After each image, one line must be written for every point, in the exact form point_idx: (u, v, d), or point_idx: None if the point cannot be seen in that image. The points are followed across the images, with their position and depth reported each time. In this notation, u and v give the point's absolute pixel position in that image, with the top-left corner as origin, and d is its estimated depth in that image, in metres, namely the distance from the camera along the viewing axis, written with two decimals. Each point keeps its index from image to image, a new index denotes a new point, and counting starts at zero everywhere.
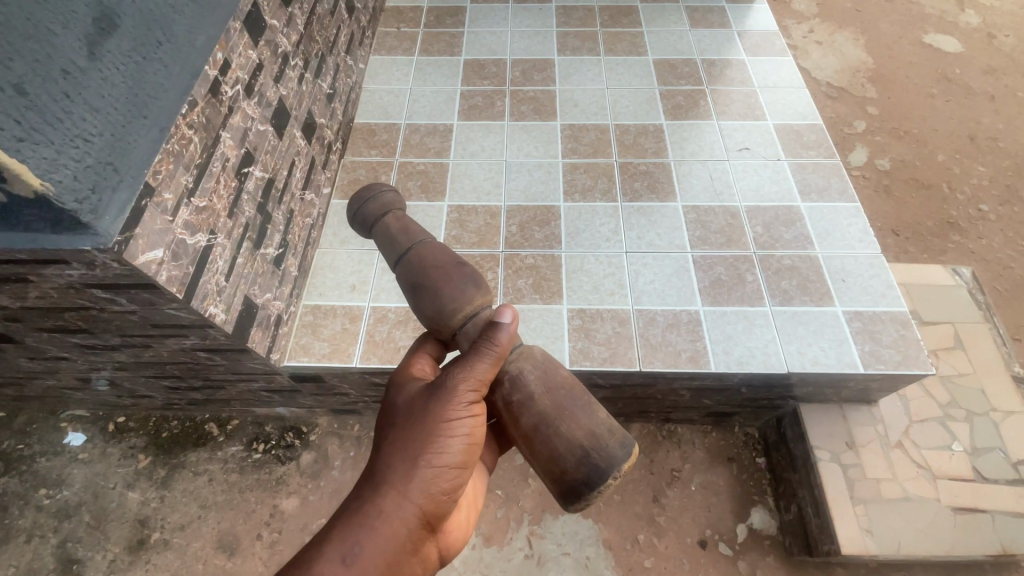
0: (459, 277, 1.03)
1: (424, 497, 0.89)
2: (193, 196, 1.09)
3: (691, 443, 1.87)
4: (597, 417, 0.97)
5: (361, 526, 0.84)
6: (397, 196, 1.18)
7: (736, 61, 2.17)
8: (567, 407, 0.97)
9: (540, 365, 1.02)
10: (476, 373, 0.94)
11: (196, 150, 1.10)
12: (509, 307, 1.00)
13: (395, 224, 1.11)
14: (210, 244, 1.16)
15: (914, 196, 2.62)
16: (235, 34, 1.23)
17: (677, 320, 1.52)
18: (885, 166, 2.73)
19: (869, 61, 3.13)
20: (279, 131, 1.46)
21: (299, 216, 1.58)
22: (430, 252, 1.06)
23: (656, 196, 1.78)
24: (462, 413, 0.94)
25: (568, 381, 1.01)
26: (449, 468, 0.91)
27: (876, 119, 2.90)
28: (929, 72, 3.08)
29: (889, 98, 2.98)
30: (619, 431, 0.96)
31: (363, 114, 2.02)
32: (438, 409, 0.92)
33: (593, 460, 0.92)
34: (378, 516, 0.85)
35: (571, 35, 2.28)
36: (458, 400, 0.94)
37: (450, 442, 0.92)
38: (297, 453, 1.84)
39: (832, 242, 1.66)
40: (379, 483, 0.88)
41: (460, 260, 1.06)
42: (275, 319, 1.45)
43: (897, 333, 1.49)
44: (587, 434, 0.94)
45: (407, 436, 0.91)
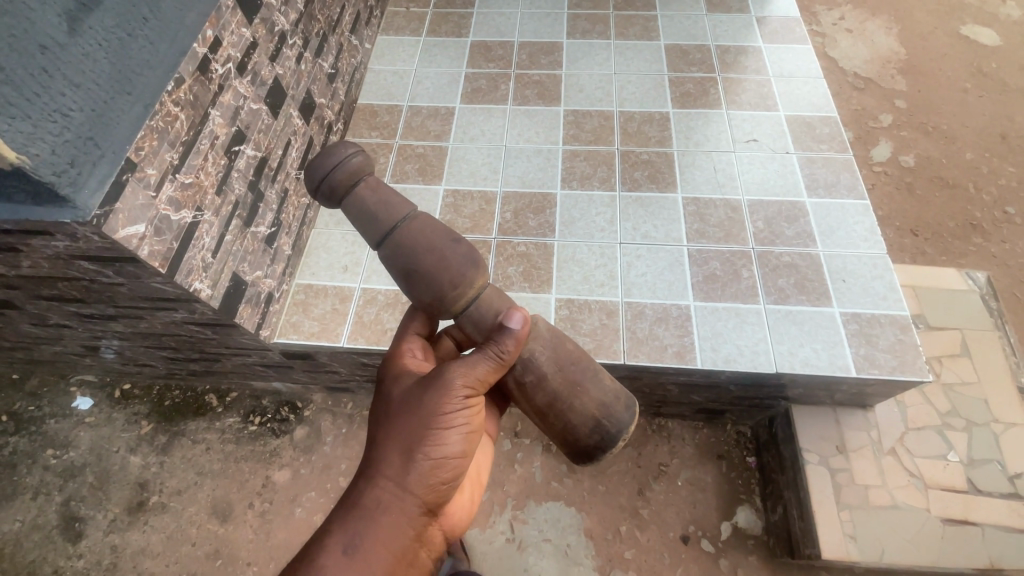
0: (459, 260, 0.98)
1: (425, 489, 0.95)
2: (178, 172, 1.11)
3: (681, 438, 1.85)
4: (606, 385, 1.07)
5: (365, 518, 0.91)
6: (362, 156, 1.00)
7: (751, 49, 2.08)
8: (582, 379, 1.06)
9: (547, 345, 1.06)
10: (477, 371, 0.97)
11: (183, 127, 1.11)
12: (520, 311, 1.00)
13: (374, 195, 0.99)
14: (196, 221, 1.18)
15: (936, 196, 2.50)
16: (227, 12, 1.23)
17: (666, 314, 1.50)
18: (909, 163, 2.62)
19: (900, 52, 2.98)
20: (274, 110, 1.47)
21: (294, 195, 1.59)
22: (423, 229, 0.98)
23: (655, 187, 1.74)
24: (459, 408, 0.98)
25: (578, 353, 1.08)
26: (448, 459, 0.97)
27: (904, 112, 2.78)
28: (965, 65, 2.92)
29: (919, 91, 2.84)
30: (624, 396, 1.09)
31: (367, 94, 2.02)
32: (437, 405, 0.96)
33: (605, 424, 1.06)
34: (379, 508, 0.92)
35: (582, 18, 2.22)
36: (456, 396, 0.97)
37: (449, 436, 0.97)
38: (291, 427, 1.89)
39: (835, 240, 1.61)
40: (380, 475, 0.94)
41: (454, 238, 1.00)
42: (266, 297, 1.47)
43: (895, 338, 1.44)
44: (598, 406, 1.05)
45: (406, 431, 0.96)
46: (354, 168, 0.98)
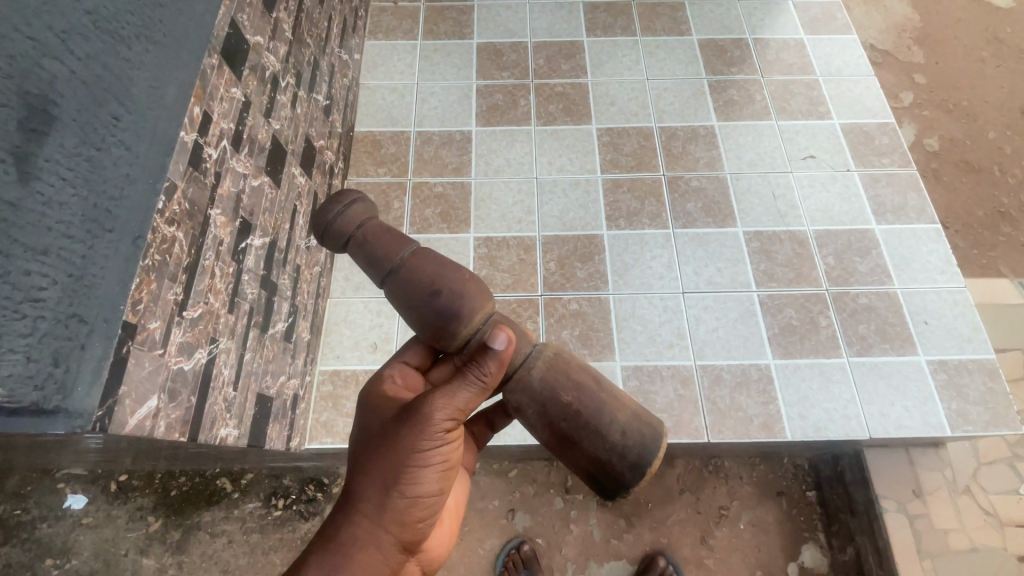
0: (443, 313, 0.87)
1: (401, 525, 0.82)
2: (184, 308, 0.86)
3: (738, 476, 1.74)
4: (609, 440, 0.89)
5: (338, 553, 0.78)
6: (364, 208, 0.97)
7: (793, 42, 1.86)
8: (577, 434, 0.90)
9: (539, 392, 0.90)
10: (458, 401, 0.81)
11: (183, 249, 0.86)
12: (503, 330, 0.83)
13: (375, 236, 0.94)
14: (212, 355, 0.94)
15: (963, 182, 2.36)
16: (210, 74, 0.94)
17: (746, 378, 1.35)
18: (934, 145, 2.46)
19: (915, 18, 2.71)
20: (276, 177, 1.19)
21: (306, 269, 1.33)
22: (404, 278, 0.90)
23: (712, 220, 1.56)
24: (439, 444, 0.82)
25: (578, 401, 0.90)
26: (427, 494, 0.84)
27: (924, 89, 2.56)
28: (980, 30, 2.70)
29: (938, 63, 2.62)
30: (635, 450, 0.89)
31: (365, 119, 1.72)
32: (414, 440, 0.81)
33: (603, 476, 0.91)
34: (351, 547, 0.80)
35: (600, 8, 1.94)
36: (434, 430, 0.81)
37: (426, 471, 0.82)
38: (320, 507, 1.70)
39: (912, 274, 1.48)
40: (356, 508, 0.81)
41: (437, 285, 0.89)
42: (291, 403, 1.24)
43: (985, 387, 1.35)
44: (593, 461, 0.90)
45: (381, 463, 0.82)
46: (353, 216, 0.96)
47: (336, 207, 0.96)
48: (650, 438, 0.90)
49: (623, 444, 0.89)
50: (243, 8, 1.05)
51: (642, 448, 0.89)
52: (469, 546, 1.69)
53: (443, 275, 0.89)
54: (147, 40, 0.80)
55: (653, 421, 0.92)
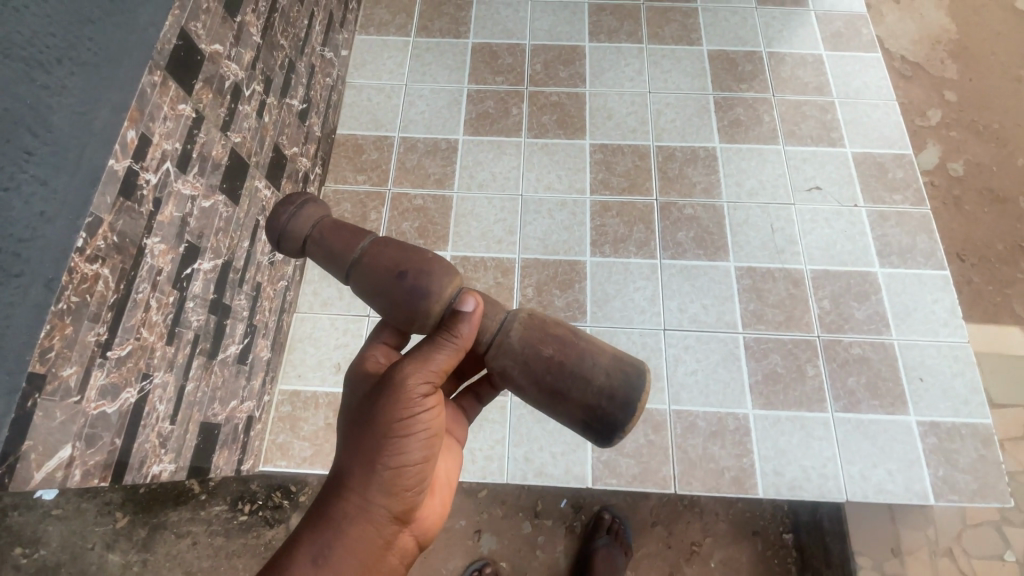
0: (410, 295, 0.76)
1: (390, 500, 0.73)
2: (109, 348, 0.82)
3: (714, 512, 1.61)
4: (594, 387, 0.76)
5: (326, 533, 0.70)
6: (315, 207, 0.88)
7: (811, 58, 1.73)
8: (562, 386, 0.76)
9: (519, 351, 0.78)
10: (430, 366, 0.73)
11: (108, 285, 0.81)
12: (470, 295, 0.76)
13: (333, 231, 0.84)
14: (143, 392, 0.90)
15: (986, 213, 1.96)
16: (151, 92, 0.88)
17: (721, 428, 1.29)
18: (958, 171, 2.04)
19: (951, 29, 2.28)
20: (234, 193, 1.13)
21: (268, 285, 1.29)
22: (367, 263, 0.79)
23: (703, 252, 1.47)
24: (418, 411, 0.73)
25: (559, 351, 0.77)
26: (412, 466, 0.74)
27: (954, 106, 2.14)
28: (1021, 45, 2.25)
29: (972, 79, 2.19)
30: (622, 392, 0.75)
31: (348, 121, 1.64)
32: (389, 410, 0.72)
33: (594, 431, 0.77)
34: (340, 522, 0.71)
35: (607, 11, 1.81)
36: (413, 396, 0.73)
37: (408, 442, 0.73)
38: (287, 514, 1.67)
39: (911, 324, 1.38)
40: (339, 486, 0.72)
41: (401, 264, 0.78)
42: (244, 426, 1.21)
43: (977, 454, 1.27)
44: (586, 410, 0.76)
45: (360, 437, 0.73)
46: (306, 220, 0.86)
47: (285, 212, 0.86)
48: (635, 380, 0.76)
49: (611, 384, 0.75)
50: (197, 17, 0.97)
51: (632, 387, 0.76)
52: (432, 567, 1.61)
53: (407, 255, 0.79)
54: (73, 61, 0.73)
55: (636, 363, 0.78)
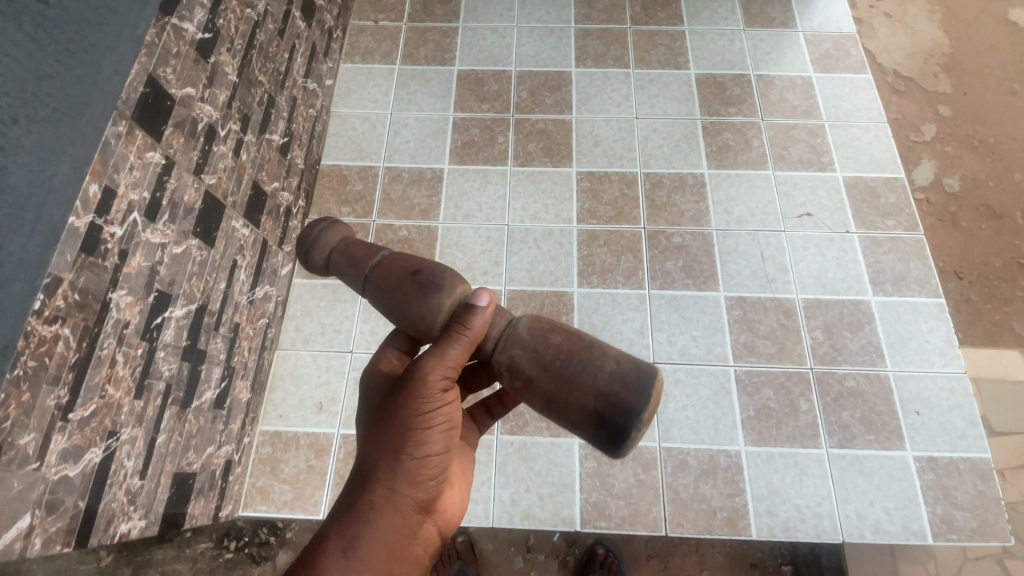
0: (419, 295, 0.78)
1: (414, 491, 0.73)
2: (70, 410, 0.79)
3: (710, 545, 1.49)
4: (602, 376, 0.71)
5: (356, 524, 0.71)
6: (341, 226, 0.91)
7: (800, 80, 1.71)
8: (570, 373, 0.72)
9: (527, 339, 0.76)
10: (448, 358, 0.72)
11: (69, 345, 0.78)
12: (485, 290, 0.76)
13: (356, 245, 0.87)
14: (110, 451, 0.87)
15: (982, 230, 1.88)
16: (114, 144, 0.86)
17: (713, 466, 1.25)
18: (954, 187, 1.95)
19: (944, 43, 2.17)
20: (209, 236, 1.11)
21: (246, 325, 1.26)
22: (382, 267, 0.82)
23: (692, 282, 1.44)
24: (437, 405, 0.73)
25: (568, 338, 0.74)
26: (434, 457, 0.74)
27: (948, 122, 2.04)
28: (1015, 57, 2.14)
29: (966, 94, 2.09)
30: (634, 379, 0.70)
31: (333, 151, 1.63)
32: (411, 403, 0.72)
33: (602, 429, 0.70)
34: (367, 513, 0.71)
35: (593, 36, 1.80)
36: (431, 390, 0.72)
37: (429, 434, 0.73)
38: (275, 552, 1.49)
39: (906, 355, 1.35)
40: (366, 479, 0.73)
41: (415, 265, 0.80)
42: (222, 472, 1.19)
43: (976, 490, 1.23)
44: (595, 398, 0.70)
45: (384, 431, 0.73)
46: (337, 230, 0.90)
47: (320, 224, 0.90)
48: (648, 374, 0.71)
49: (622, 370, 0.71)
50: (166, 62, 0.96)
51: (642, 374, 0.71)
52: None
53: (420, 259, 0.82)
54: (31, 119, 0.71)
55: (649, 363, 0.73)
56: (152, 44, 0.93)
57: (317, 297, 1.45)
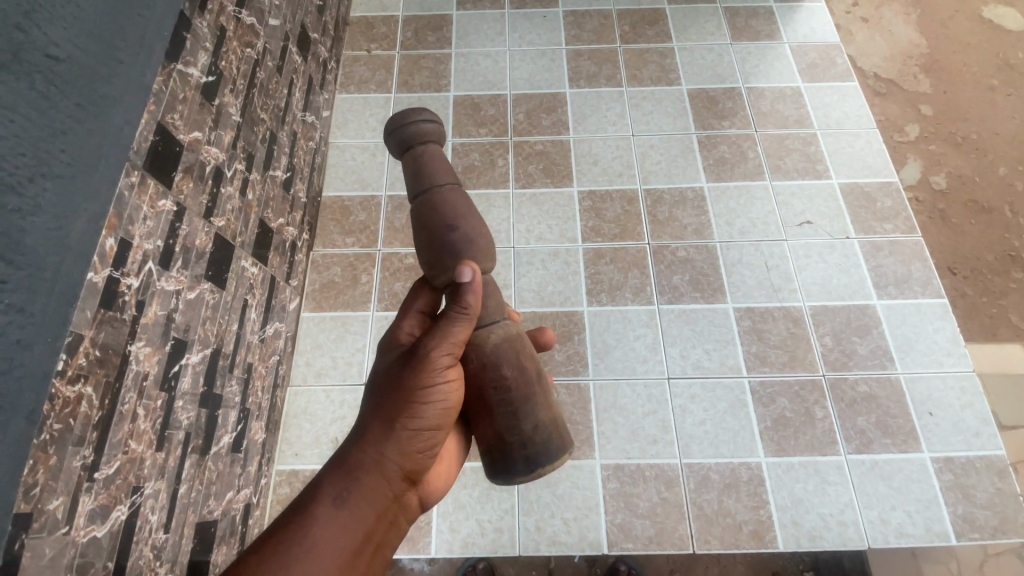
0: (439, 247, 0.77)
1: (405, 459, 0.72)
2: (95, 469, 0.78)
3: (731, 556, 1.44)
4: (526, 425, 0.78)
5: (346, 479, 0.70)
6: (434, 128, 0.82)
7: (789, 91, 1.75)
8: (498, 409, 0.77)
9: (488, 353, 0.78)
10: (450, 337, 0.73)
11: (93, 404, 0.77)
12: (470, 267, 0.75)
13: (435, 162, 0.80)
14: (134, 506, 0.86)
15: (971, 224, 1.90)
16: (128, 195, 0.85)
17: (736, 480, 1.26)
18: (941, 184, 1.98)
19: (922, 44, 2.21)
20: (221, 278, 1.10)
21: (259, 364, 1.25)
22: (433, 200, 0.78)
23: (700, 295, 1.45)
24: (440, 380, 0.73)
25: (520, 376, 0.78)
26: (429, 430, 0.74)
27: (930, 121, 2.07)
28: (990, 55, 2.18)
29: (946, 92, 2.12)
30: (534, 447, 0.78)
31: (334, 182, 1.63)
32: (412, 373, 0.72)
33: (503, 462, 0.78)
34: (358, 472, 0.70)
35: (585, 56, 1.83)
36: (438, 364, 0.73)
37: (426, 405, 0.72)
38: None
39: (914, 357, 1.37)
40: (361, 437, 0.72)
41: (456, 219, 0.77)
42: (241, 516, 1.17)
43: (994, 487, 1.25)
44: (495, 436, 0.78)
45: (384, 395, 0.73)
46: (427, 134, 0.82)
47: (411, 119, 0.81)
48: (558, 446, 0.80)
49: (530, 435, 0.78)
50: (174, 109, 0.96)
51: (541, 446, 0.78)
52: None
53: (466, 215, 0.78)
54: (45, 177, 0.69)
55: (564, 437, 0.82)
56: (160, 92, 0.92)
57: (326, 330, 1.44)
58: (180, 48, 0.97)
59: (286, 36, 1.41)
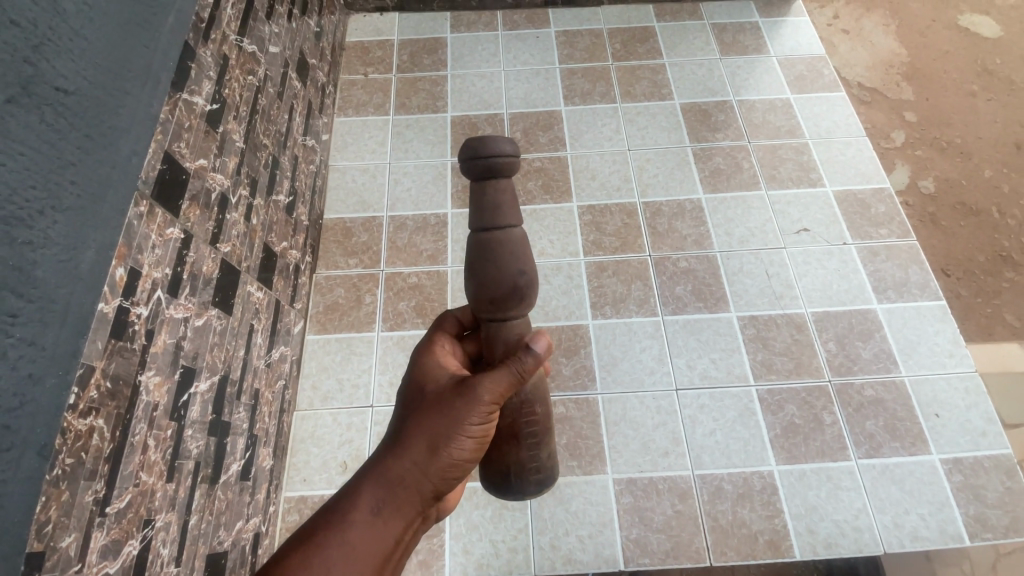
0: (506, 291, 0.75)
1: (440, 485, 0.75)
2: (107, 503, 0.77)
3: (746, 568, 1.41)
4: (542, 454, 0.82)
5: (387, 491, 0.72)
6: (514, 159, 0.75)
7: (779, 102, 1.79)
8: (523, 439, 0.80)
9: (524, 390, 0.80)
10: (498, 384, 0.74)
11: (105, 436, 0.76)
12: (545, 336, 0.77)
13: (510, 203, 0.76)
14: (146, 540, 0.84)
15: (961, 226, 1.94)
16: (137, 224, 0.85)
17: (748, 489, 1.25)
18: (930, 188, 2.02)
19: (902, 53, 2.28)
20: (227, 303, 1.09)
21: (266, 389, 1.24)
22: (502, 236, 0.75)
23: (703, 305, 1.46)
24: (486, 421, 0.75)
25: (546, 409, 0.83)
26: (466, 463, 0.76)
27: (915, 127, 2.12)
28: (968, 62, 2.25)
29: (929, 100, 2.18)
30: (545, 474, 0.82)
31: (335, 205, 1.63)
32: (456, 407, 0.74)
33: (515, 488, 0.81)
34: (398, 487, 0.73)
35: (578, 74, 1.86)
36: (489, 406, 0.74)
37: (466, 440, 0.75)
38: None
39: (917, 359, 1.39)
40: (400, 454, 0.74)
41: (526, 266, 0.76)
42: (251, 546, 1.15)
43: (1004, 486, 1.25)
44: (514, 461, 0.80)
45: (426, 419, 0.75)
46: (509, 166, 0.75)
47: (489, 140, 0.73)
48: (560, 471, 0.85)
49: (544, 462, 0.82)
50: (180, 137, 0.96)
51: (550, 472, 0.83)
52: None
53: (532, 259, 0.77)
54: (55, 209, 0.69)
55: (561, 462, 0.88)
56: (167, 121, 0.93)
57: (331, 352, 1.43)
58: (185, 77, 0.98)
59: (285, 63, 1.43)
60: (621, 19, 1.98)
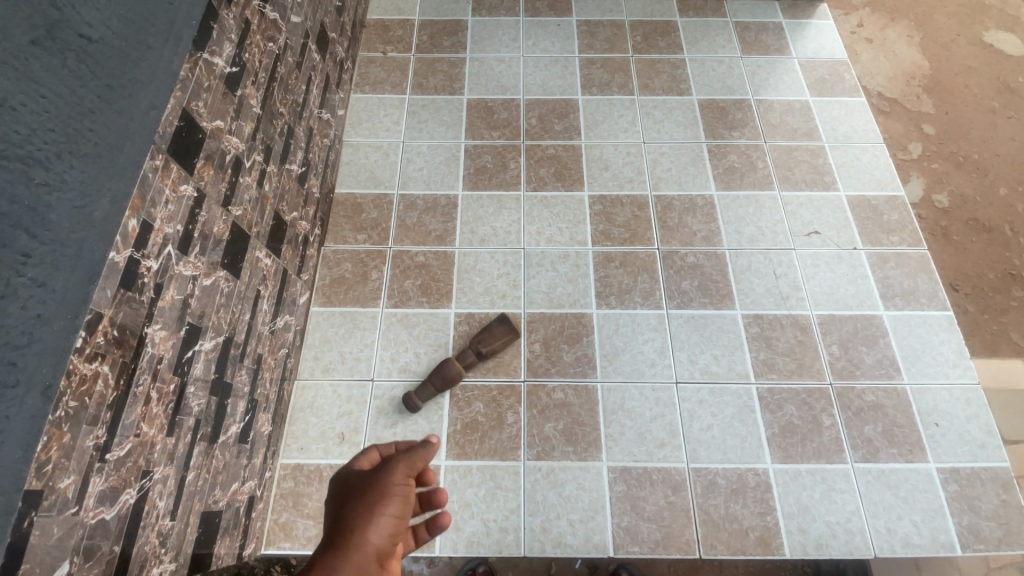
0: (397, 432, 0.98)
1: (379, 545, 0.72)
2: (105, 450, 0.77)
3: (733, 566, 1.41)
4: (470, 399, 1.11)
5: (331, 562, 0.69)
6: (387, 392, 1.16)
7: (798, 104, 1.78)
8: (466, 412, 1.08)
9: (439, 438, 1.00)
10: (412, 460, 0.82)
11: (109, 382, 0.77)
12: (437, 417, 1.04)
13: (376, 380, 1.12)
14: (142, 490, 0.85)
15: (971, 241, 1.92)
16: (152, 177, 0.85)
17: (743, 485, 1.25)
18: (944, 202, 2.00)
19: (925, 64, 2.26)
20: (235, 267, 1.10)
21: (269, 355, 1.24)
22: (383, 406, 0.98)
23: (709, 301, 1.46)
24: (406, 479, 0.80)
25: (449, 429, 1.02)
26: (398, 521, 0.75)
27: (933, 139, 2.10)
28: (990, 79, 2.22)
29: (949, 113, 2.15)
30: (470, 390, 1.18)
31: (346, 179, 1.64)
32: (380, 478, 0.79)
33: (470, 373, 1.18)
34: (342, 554, 0.70)
35: (598, 64, 1.86)
36: (404, 471, 0.80)
37: (393, 499, 0.76)
38: None
39: (921, 368, 1.38)
40: (344, 527, 0.73)
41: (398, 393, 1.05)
42: (245, 509, 1.16)
43: (999, 500, 1.25)
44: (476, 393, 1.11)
45: (357, 498, 0.77)
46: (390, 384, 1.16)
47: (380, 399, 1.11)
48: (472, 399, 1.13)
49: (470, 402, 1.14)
50: (199, 97, 0.96)
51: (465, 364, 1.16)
52: None
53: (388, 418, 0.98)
54: (73, 154, 0.69)
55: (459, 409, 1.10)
56: (187, 79, 0.93)
57: (335, 325, 1.44)
58: (207, 37, 0.98)
59: (306, 33, 1.43)
60: (644, 12, 1.97)
